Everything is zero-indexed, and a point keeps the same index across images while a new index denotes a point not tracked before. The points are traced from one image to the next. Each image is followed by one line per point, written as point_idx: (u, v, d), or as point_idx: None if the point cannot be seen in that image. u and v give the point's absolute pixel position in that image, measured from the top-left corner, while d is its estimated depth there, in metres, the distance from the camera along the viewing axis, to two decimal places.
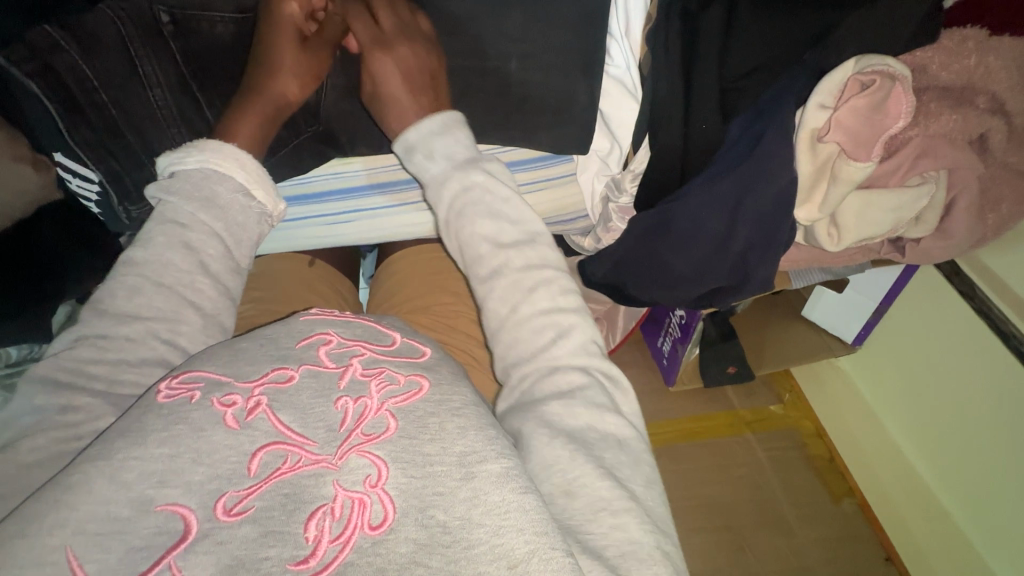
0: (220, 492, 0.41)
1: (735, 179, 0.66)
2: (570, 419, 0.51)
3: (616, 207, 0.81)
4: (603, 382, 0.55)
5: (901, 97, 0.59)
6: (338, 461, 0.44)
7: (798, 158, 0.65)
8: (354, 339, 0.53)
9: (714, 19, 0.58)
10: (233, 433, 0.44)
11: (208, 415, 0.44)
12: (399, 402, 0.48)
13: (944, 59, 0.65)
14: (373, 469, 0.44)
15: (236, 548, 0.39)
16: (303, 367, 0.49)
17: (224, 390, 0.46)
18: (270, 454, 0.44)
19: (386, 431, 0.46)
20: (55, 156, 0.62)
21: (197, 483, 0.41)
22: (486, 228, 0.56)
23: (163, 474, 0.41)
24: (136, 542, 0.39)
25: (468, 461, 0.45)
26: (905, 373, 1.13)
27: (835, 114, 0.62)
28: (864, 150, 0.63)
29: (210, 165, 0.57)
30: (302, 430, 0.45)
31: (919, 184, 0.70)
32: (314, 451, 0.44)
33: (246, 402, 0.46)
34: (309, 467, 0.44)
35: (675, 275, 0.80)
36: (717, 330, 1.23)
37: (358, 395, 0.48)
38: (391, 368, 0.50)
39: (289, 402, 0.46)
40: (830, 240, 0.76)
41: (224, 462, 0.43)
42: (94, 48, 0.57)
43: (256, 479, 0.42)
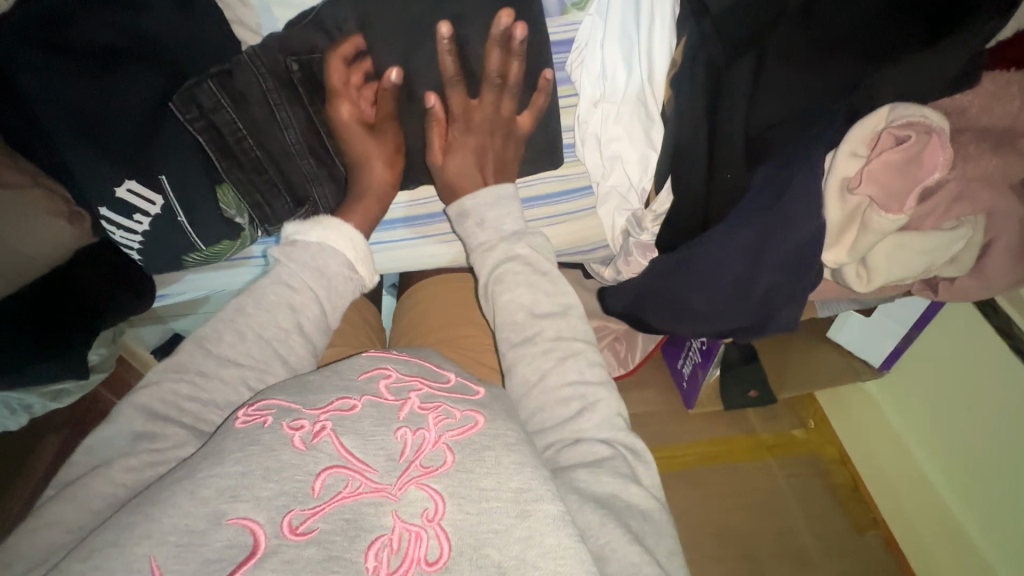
0: (288, 509, 0.44)
1: (755, 230, 0.65)
2: (597, 485, 0.54)
3: (636, 242, 0.82)
4: (629, 456, 0.58)
5: (938, 149, 0.57)
6: (398, 491, 0.46)
7: (825, 205, 0.64)
8: (411, 375, 0.56)
9: (739, 76, 0.56)
10: (300, 454, 0.47)
11: (279, 437, 0.48)
12: (456, 436, 0.50)
13: (984, 103, 0.62)
14: (430, 503, 0.46)
15: (303, 568, 0.41)
16: (364, 398, 0.52)
17: (294, 415, 0.50)
18: (332, 477, 0.46)
19: (444, 464, 0.48)
20: (99, 211, 0.62)
21: (266, 499, 0.44)
22: (522, 297, 0.61)
23: (236, 489, 0.44)
24: (210, 554, 0.41)
25: (524, 500, 0.47)
26: (932, 399, 1.12)
27: (867, 165, 0.60)
28: (896, 202, 0.60)
29: (328, 241, 0.61)
30: (364, 457, 0.48)
31: (953, 228, 0.69)
32: (375, 479, 0.47)
33: (313, 426, 0.49)
34: (369, 496, 0.46)
35: (696, 314, 0.79)
36: (738, 351, 1.21)
37: (417, 426, 0.50)
38: (448, 402, 0.53)
39: (352, 428, 0.49)
40: (859, 281, 0.74)
41: (291, 480, 0.45)
42: (120, 111, 0.58)
43: (320, 500, 0.45)
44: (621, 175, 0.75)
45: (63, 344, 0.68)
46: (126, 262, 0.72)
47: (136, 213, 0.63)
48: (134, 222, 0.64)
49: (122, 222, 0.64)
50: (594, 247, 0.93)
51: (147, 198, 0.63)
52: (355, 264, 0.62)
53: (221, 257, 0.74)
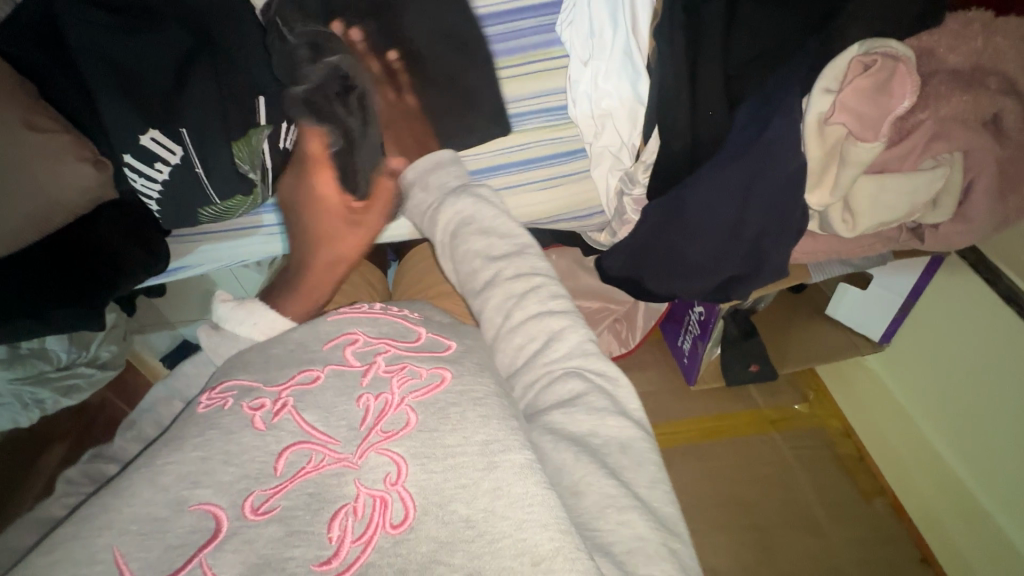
0: (249, 491, 0.45)
1: (740, 169, 0.68)
2: (573, 425, 0.56)
3: (631, 199, 0.84)
4: (602, 384, 0.61)
5: (906, 77, 0.61)
6: (358, 459, 0.48)
7: (805, 143, 0.67)
8: (379, 338, 0.59)
9: (714, 14, 0.61)
10: (259, 434, 0.49)
11: (238, 419, 0.50)
12: (419, 396, 0.52)
13: (950, 42, 0.66)
14: (393, 466, 0.48)
15: (262, 547, 0.42)
16: (327, 368, 0.55)
17: (254, 395, 0.53)
18: (295, 453, 0.48)
19: (404, 426, 0.50)
20: (124, 158, 0.66)
21: (227, 484, 0.46)
22: (476, 244, 0.68)
23: (196, 475, 0.46)
24: (172, 541, 0.43)
25: (490, 452, 0.49)
26: (931, 363, 1.12)
27: (840, 95, 0.64)
28: (871, 131, 0.64)
29: (232, 322, 0.66)
30: (327, 430, 0.50)
31: (932, 167, 0.71)
32: (338, 450, 0.49)
33: (274, 405, 0.51)
34: (332, 466, 0.48)
35: (689, 265, 0.82)
36: (737, 328, 1.23)
37: (379, 392, 0.52)
38: (413, 363, 0.55)
39: (313, 401, 0.52)
40: (845, 227, 0.77)
41: (252, 461, 0.47)
42: (150, 62, 0.63)
43: (282, 478, 0.47)
44: (613, 130, 0.79)
45: (79, 293, 0.72)
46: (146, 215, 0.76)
47: (157, 161, 0.68)
48: (155, 171, 0.68)
49: (145, 170, 0.68)
50: (587, 213, 0.97)
51: (167, 148, 0.67)
52: (304, 315, 0.60)
53: (236, 211, 0.79)
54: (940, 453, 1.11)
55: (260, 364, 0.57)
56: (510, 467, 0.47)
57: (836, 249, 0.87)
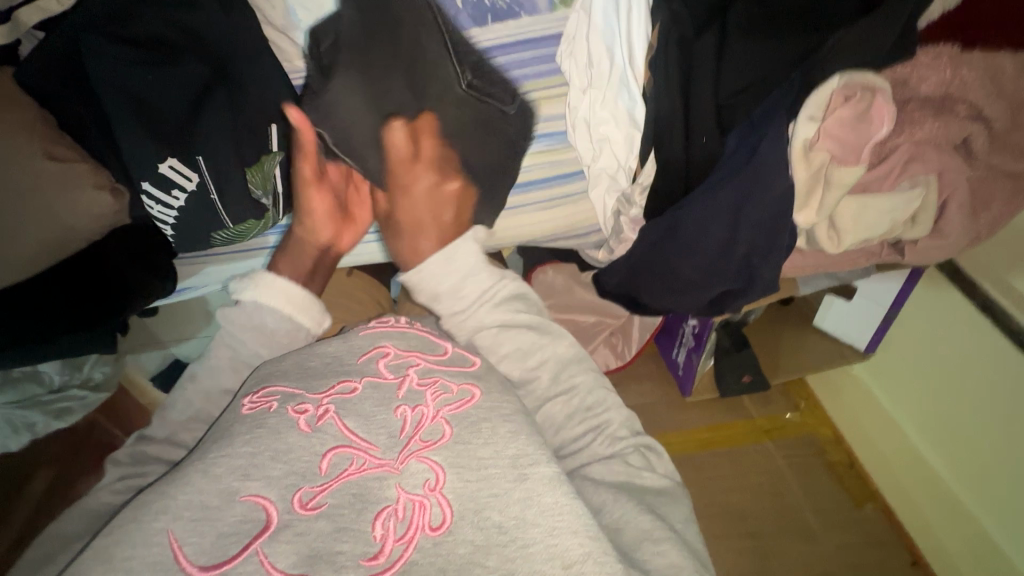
0: (297, 487, 0.52)
1: (733, 188, 0.72)
2: (611, 473, 0.62)
3: (627, 219, 0.89)
4: (640, 447, 0.67)
5: (884, 107, 0.67)
6: (400, 464, 0.54)
7: (792, 166, 0.71)
8: (409, 351, 0.64)
9: (706, 50, 0.66)
10: (305, 435, 0.55)
11: (285, 420, 0.56)
12: (453, 410, 0.58)
13: (922, 72, 0.72)
14: (430, 473, 0.53)
15: (313, 541, 0.49)
16: (364, 380, 0.60)
17: (298, 400, 0.58)
18: (339, 456, 0.54)
19: (441, 437, 0.56)
20: (142, 185, 0.69)
21: (276, 478, 0.52)
22: (505, 349, 0.70)
23: (246, 468, 0.53)
24: (224, 529, 0.49)
25: (522, 464, 0.54)
26: (916, 371, 1.16)
27: (823, 124, 0.69)
28: (853, 155, 0.70)
29: (262, 301, 0.67)
30: (367, 436, 0.55)
31: (909, 188, 0.76)
32: (378, 455, 0.54)
33: (317, 410, 0.57)
34: (373, 470, 0.53)
35: (684, 281, 0.86)
36: (729, 339, 1.28)
37: (415, 403, 0.58)
38: (444, 377, 0.61)
39: (355, 409, 0.57)
40: (830, 244, 0.81)
41: (299, 460, 0.53)
42: (166, 93, 0.65)
43: (327, 476, 0.53)
44: (610, 154, 0.83)
45: (89, 317, 0.73)
46: (160, 236, 0.78)
47: (174, 187, 0.70)
48: (171, 197, 0.71)
49: (160, 197, 0.70)
50: (583, 232, 1.00)
51: (185, 175, 0.70)
52: (295, 314, 0.68)
53: (247, 234, 0.81)
54: (927, 458, 1.14)
55: (296, 371, 0.62)
56: (542, 477, 0.53)
57: (822, 263, 0.91)
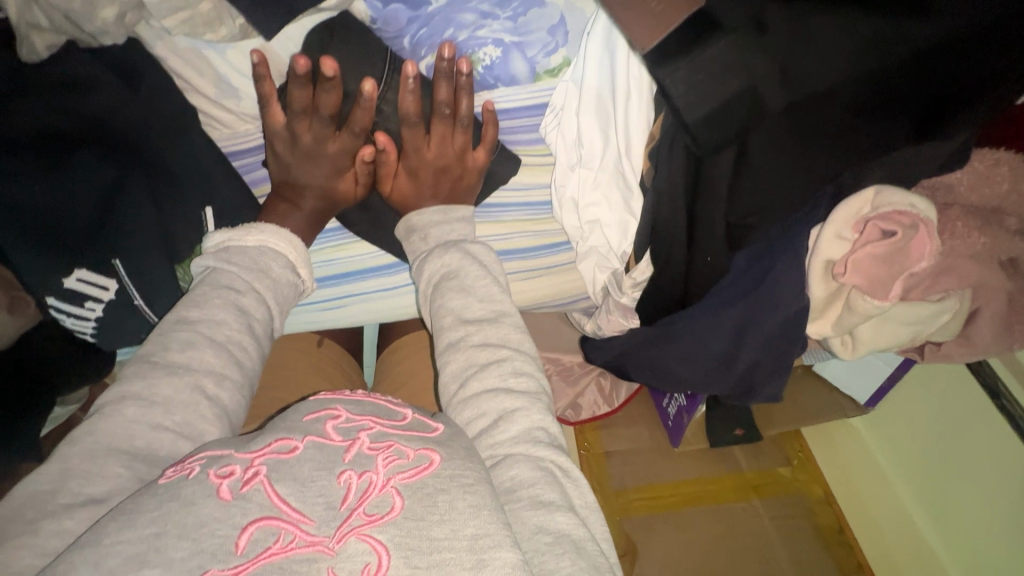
0: (203, 570, 0.38)
1: (742, 307, 0.63)
2: (516, 519, 0.47)
3: (619, 306, 0.77)
4: (557, 472, 0.51)
5: (926, 241, 0.55)
6: (336, 544, 0.41)
7: (810, 284, 0.61)
8: (364, 413, 0.50)
9: (719, 170, 0.53)
10: (225, 505, 0.41)
11: (201, 489, 0.42)
12: (408, 478, 0.45)
13: (973, 181, 0.61)
14: (373, 555, 0.41)
15: None
16: (306, 439, 0.46)
17: (223, 461, 0.44)
18: (261, 530, 0.40)
19: (391, 511, 0.43)
20: (47, 300, 0.58)
21: (179, 561, 0.38)
22: (453, 303, 0.59)
23: (145, 554, 0.38)
24: None
25: (480, 547, 0.42)
26: (920, 445, 1.08)
27: (852, 249, 0.58)
28: (883, 289, 0.58)
29: (268, 242, 0.61)
30: (299, 505, 0.42)
31: (940, 299, 0.66)
32: (311, 531, 0.41)
33: (244, 472, 0.43)
34: (303, 548, 0.40)
35: (678, 377, 0.77)
36: None
37: (363, 469, 0.44)
38: (401, 441, 0.47)
39: (288, 472, 0.43)
40: (844, 349, 0.72)
41: (211, 535, 0.40)
42: (63, 201, 0.56)
43: (244, 557, 0.39)
44: (603, 235, 0.71)
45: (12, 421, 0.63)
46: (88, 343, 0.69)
47: (88, 299, 0.60)
48: (84, 309, 0.61)
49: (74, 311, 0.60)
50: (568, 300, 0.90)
51: (100, 285, 0.60)
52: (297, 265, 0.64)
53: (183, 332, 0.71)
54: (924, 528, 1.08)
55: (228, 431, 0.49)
56: (506, 569, 0.41)
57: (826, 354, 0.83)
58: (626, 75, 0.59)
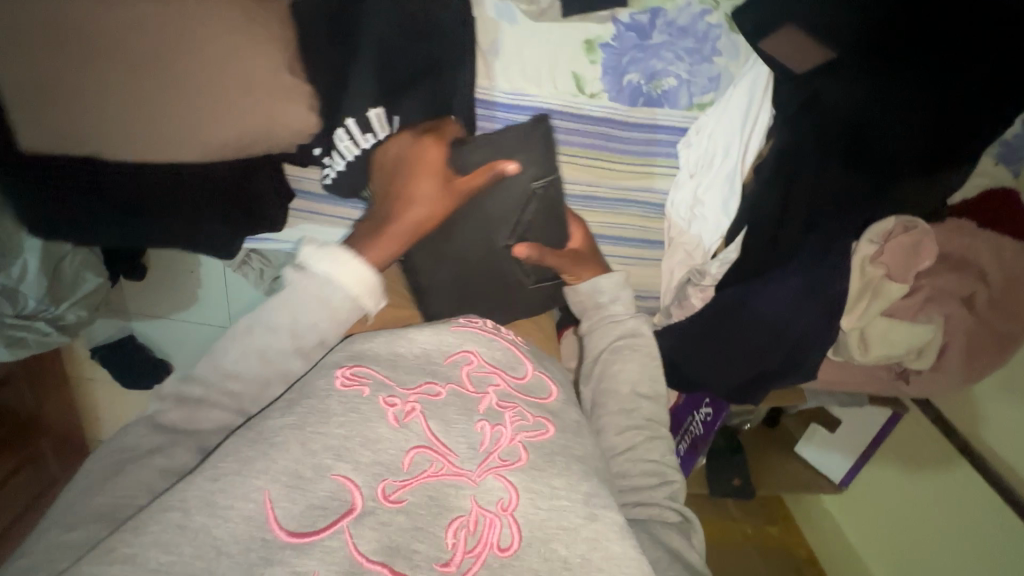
0: (382, 479, 0.62)
1: (804, 275, 0.91)
2: (667, 537, 0.77)
3: (696, 288, 1.04)
4: (686, 524, 0.82)
5: (929, 243, 0.87)
6: (477, 477, 0.65)
7: (852, 272, 0.90)
8: (492, 365, 0.80)
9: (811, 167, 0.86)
10: (394, 428, 0.65)
11: (376, 409, 0.66)
12: (528, 436, 0.71)
13: (944, 236, 0.93)
14: (506, 493, 0.65)
15: (394, 534, 0.58)
16: (449, 386, 0.73)
17: (388, 392, 0.69)
18: (420, 455, 0.64)
19: (517, 460, 0.68)
20: (347, 120, 0.84)
21: (365, 465, 0.61)
22: (627, 373, 0.89)
23: (339, 449, 0.62)
24: (315, 501, 0.58)
25: (591, 505, 0.67)
26: (895, 530, 1.27)
27: (881, 247, 0.89)
28: (901, 275, 0.89)
29: (332, 277, 0.73)
30: (446, 441, 0.66)
31: (926, 320, 0.94)
32: (456, 463, 0.65)
33: (403, 406, 0.68)
34: (451, 477, 0.64)
35: (738, 355, 0.99)
36: (725, 439, 1.40)
37: (496, 421, 0.71)
38: (521, 406, 0.74)
39: (438, 413, 0.69)
40: (858, 350, 0.96)
41: (385, 451, 0.63)
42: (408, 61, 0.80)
43: (409, 474, 0.63)
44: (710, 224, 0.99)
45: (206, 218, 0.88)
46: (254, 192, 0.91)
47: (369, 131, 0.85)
48: (364, 138, 0.86)
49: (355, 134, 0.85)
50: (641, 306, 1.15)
51: (380, 125, 0.84)
52: (359, 295, 0.74)
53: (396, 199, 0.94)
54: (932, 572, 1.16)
55: (384, 359, 0.74)
56: (612, 522, 0.66)
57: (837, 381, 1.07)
58: (754, 117, 0.91)
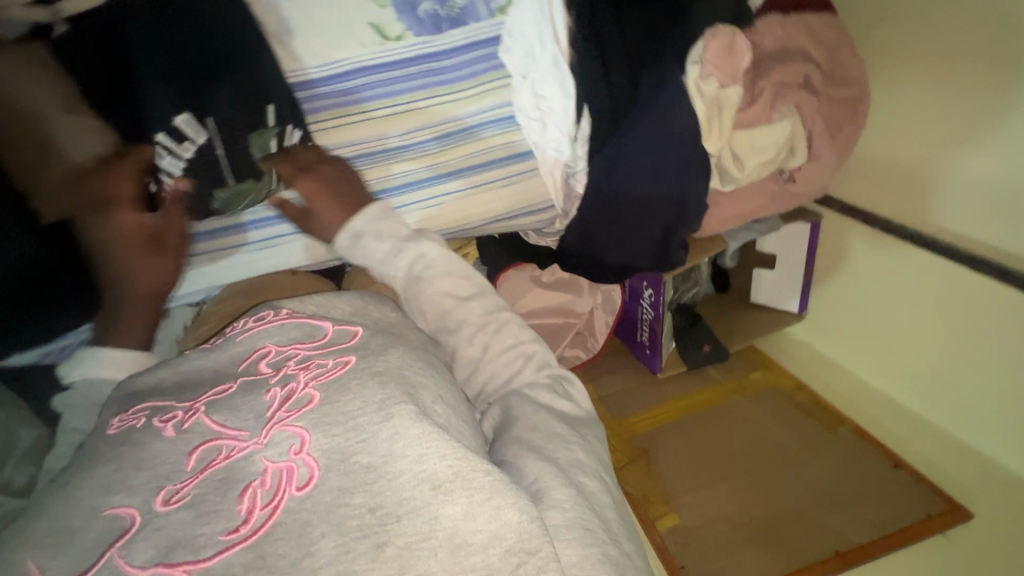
0: (160, 486, 0.51)
1: (640, 134, 0.90)
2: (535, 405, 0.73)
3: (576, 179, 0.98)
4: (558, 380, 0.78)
5: (739, 40, 0.88)
6: (264, 439, 0.53)
7: (693, 100, 0.88)
8: (290, 342, 0.65)
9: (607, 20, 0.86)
10: (171, 438, 0.54)
11: (149, 433, 0.56)
12: (327, 377, 0.58)
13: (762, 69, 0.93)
14: (295, 437, 0.52)
15: (173, 531, 0.48)
16: (240, 380, 0.61)
17: (167, 411, 0.59)
18: (206, 450, 0.53)
19: (308, 403, 0.55)
20: (155, 135, 0.73)
21: (140, 484, 0.51)
22: (372, 248, 0.80)
23: (108, 483, 0.51)
24: (87, 542, 0.48)
25: (386, 404, 0.55)
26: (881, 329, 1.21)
27: (704, 66, 0.88)
28: (729, 79, 0.88)
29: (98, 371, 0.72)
30: (234, 424, 0.55)
31: (780, 119, 0.94)
32: (245, 438, 0.53)
33: (184, 414, 0.57)
34: (238, 453, 0.53)
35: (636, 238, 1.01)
36: (685, 317, 1.37)
37: (286, 383, 0.58)
38: (321, 358, 0.61)
39: (222, 404, 0.57)
40: (735, 169, 0.97)
41: (162, 464, 0.53)
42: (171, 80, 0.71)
43: (193, 471, 0.52)
44: (553, 126, 0.91)
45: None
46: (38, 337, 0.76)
47: (185, 140, 0.74)
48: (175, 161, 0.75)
49: (174, 149, 0.75)
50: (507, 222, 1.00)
51: (191, 133, 0.74)
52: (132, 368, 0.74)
53: (240, 203, 0.82)
54: (933, 422, 1.15)
55: (168, 388, 0.64)
56: (409, 412, 0.54)
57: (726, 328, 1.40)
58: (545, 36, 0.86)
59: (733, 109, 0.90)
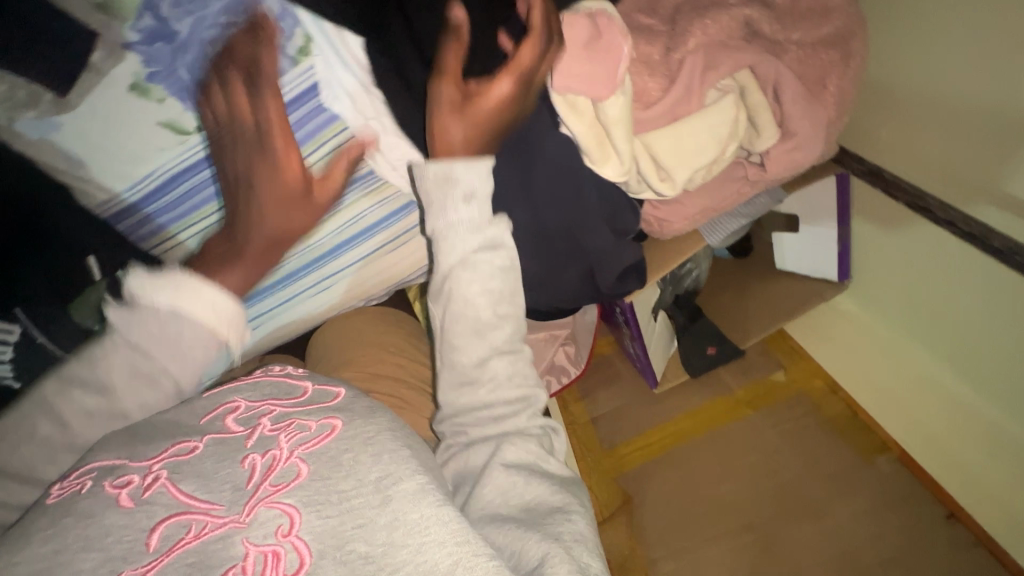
0: (116, 572, 0.38)
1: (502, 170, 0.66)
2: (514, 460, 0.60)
3: None
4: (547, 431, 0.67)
5: (609, 26, 0.61)
6: (247, 517, 0.41)
7: (565, 122, 0.64)
8: (262, 399, 0.52)
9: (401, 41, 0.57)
10: (125, 512, 0.41)
11: (97, 501, 0.42)
12: (309, 447, 0.46)
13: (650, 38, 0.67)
14: (285, 517, 0.42)
15: None
16: (206, 437, 0.47)
17: (117, 472, 0.45)
18: (171, 525, 0.41)
19: (295, 477, 0.44)
20: None
21: (86, 570, 0.38)
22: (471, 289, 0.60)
23: (46, 570, 0.38)
24: None
25: (384, 486, 0.44)
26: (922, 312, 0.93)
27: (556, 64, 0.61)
28: (603, 86, 0.61)
29: (178, 307, 0.55)
30: (209, 496, 0.42)
31: (716, 98, 0.68)
32: (221, 514, 0.42)
33: (143, 479, 0.44)
34: (216, 531, 0.41)
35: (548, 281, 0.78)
36: (682, 313, 1.15)
37: (267, 448, 0.46)
38: (301, 417, 0.49)
39: (191, 469, 0.44)
40: (664, 184, 0.72)
41: (118, 542, 0.40)
42: None
43: (155, 552, 0.39)
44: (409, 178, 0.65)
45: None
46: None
47: None
48: None
49: None
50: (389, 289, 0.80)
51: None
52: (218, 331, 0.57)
53: None
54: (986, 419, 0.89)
55: (123, 439, 0.50)
56: (406, 493, 0.44)
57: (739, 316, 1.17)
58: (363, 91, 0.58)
59: (626, 123, 0.64)
